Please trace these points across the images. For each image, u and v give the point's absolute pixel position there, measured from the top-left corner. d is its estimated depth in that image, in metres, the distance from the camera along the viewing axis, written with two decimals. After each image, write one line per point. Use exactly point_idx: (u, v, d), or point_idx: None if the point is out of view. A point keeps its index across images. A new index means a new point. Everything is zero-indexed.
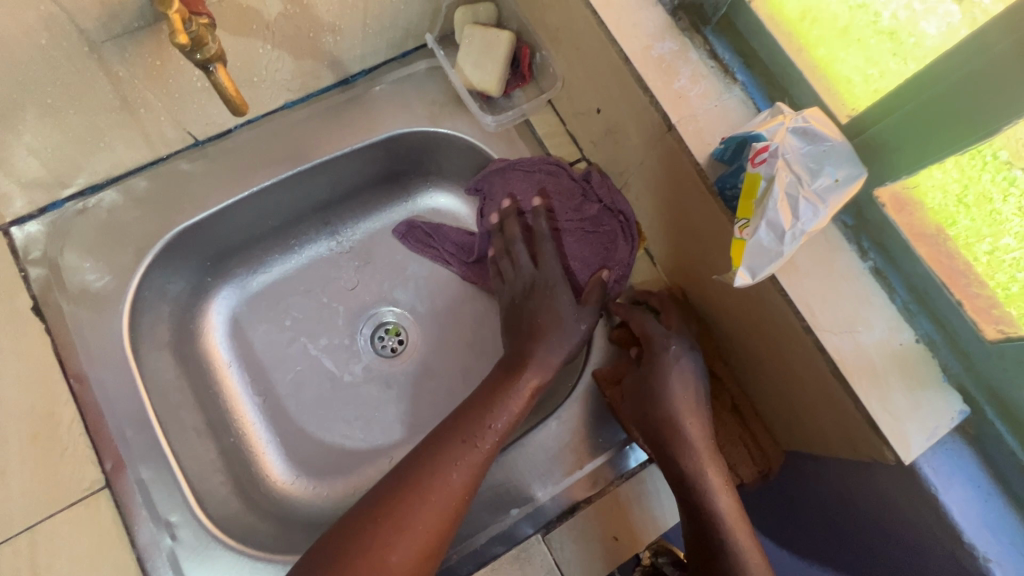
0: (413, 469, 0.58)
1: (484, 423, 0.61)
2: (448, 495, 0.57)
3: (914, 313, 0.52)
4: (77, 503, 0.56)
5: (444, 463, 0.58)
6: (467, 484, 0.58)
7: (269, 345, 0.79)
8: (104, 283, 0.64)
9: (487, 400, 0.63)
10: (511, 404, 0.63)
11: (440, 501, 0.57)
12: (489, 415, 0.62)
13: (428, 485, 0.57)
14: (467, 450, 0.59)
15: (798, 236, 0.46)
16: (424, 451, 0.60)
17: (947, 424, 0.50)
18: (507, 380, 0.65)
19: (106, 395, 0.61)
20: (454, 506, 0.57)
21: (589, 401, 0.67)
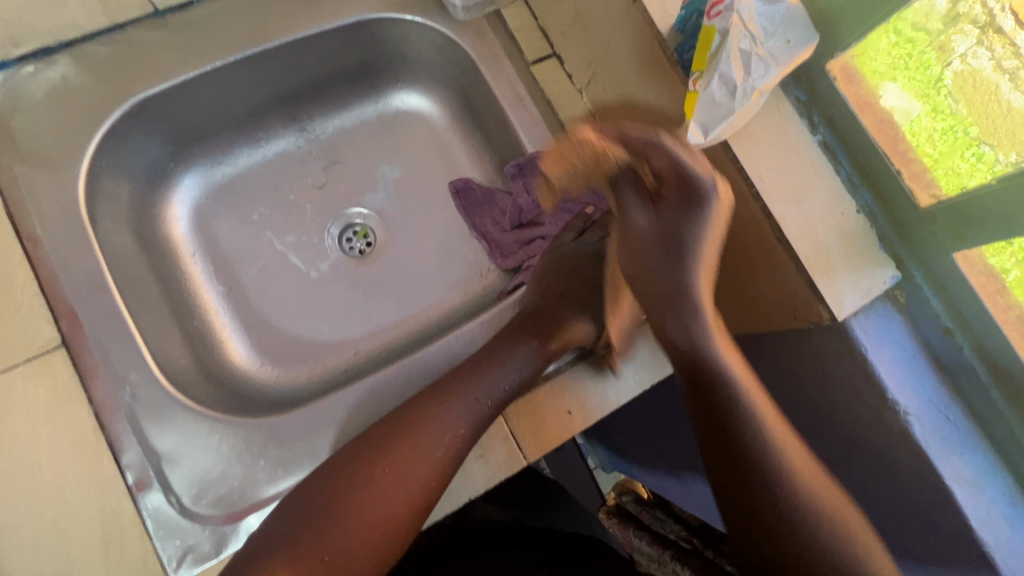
0: (414, 431, 0.58)
1: (494, 379, 0.61)
2: (443, 456, 0.58)
3: (857, 185, 0.54)
4: (36, 358, 0.57)
5: (444, 424, 0.59)
6: (470, 433, 0.59)
7: (234, 238, 0.79)
8: (57, 147, 0.62)
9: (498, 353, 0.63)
10: (518, 366, 0.63)
11: (444, 451, 0.58)
12: (496, 376, 0.62)
13: (423, 448, 0.57)
14: (475, 403, 0.60)
15: (749, 92, 0.48)
16: (431, 396, 0.60)
17: (879, 286, 0.53)
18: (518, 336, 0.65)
19: (58, 257, 0.60)
20: (448, 467, 0.58)
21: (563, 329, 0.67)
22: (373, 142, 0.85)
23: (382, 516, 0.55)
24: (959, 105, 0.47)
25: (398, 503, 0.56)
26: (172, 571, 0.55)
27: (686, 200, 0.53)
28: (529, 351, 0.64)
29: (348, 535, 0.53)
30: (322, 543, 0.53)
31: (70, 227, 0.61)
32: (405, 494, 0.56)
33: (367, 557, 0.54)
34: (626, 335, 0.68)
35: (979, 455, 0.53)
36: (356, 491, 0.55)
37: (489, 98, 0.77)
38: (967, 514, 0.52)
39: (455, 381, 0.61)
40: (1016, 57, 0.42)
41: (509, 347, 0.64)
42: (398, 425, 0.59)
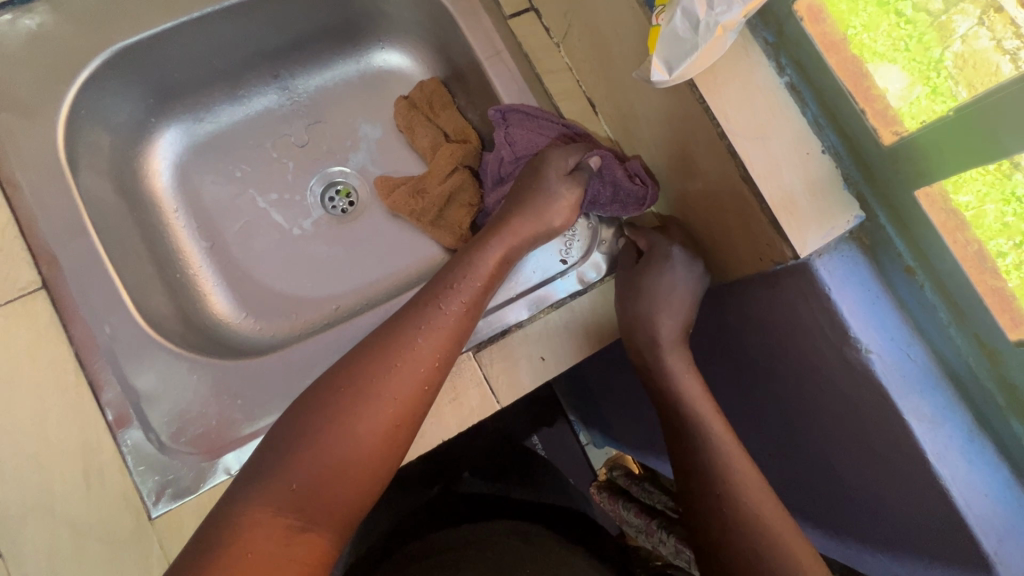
0: (378, 347, 0.56)
1: (448, 290, 0.60)
2: (416, 368, 0.56)
3: (823, 127, 0.54)
4: (16, 299, 0.58)
5: (408, 336, 0.57)
6: (436, 349, 0.57)
7: (217, 194, 0.79)
8: (36, 93, 0.63)
9: (450, 271, 0.62)
10: (476, 275, 0.62)
11: (409, 367, 0.55)
12: (454, 285, 0.60)
13: (394, 364, 0.55)
14: (434, 316, 0.58)
15: (713, 27, 0.48)
16: (390, 322, 0.58)
17: (843, 227, 0.54)
18: (470, 251, 0.63)
19: (38, 200, 0.61)
20: (424, 382, 0.56)
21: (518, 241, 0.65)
22: (356, 101, 0.85)
23: (358, 435, 0.52)
24: (960, 88, 0.44)
25: (372, 421, 0.52)
26: (151, 504, 0.57)
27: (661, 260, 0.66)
28: (484, 260, 0.63)
29: (317, 464, 0.50)
30: (293, 469, 0.50)
31: (48, 172, 0.62)
32: (380, 410, 0.53)
33: (343, 484, 0.51)
34: (600, 283, 0.70)
35: (939, 395, 0.54)
36: (323, 413, 0.52)
37: (468, 54, 0.77)
38: (924, 448, 0.53)
39: (413, 303, 0.60)
40: (1017, 38, 0.39)
41: (462, 264, 0.62)
42: (361, 347, 0.57)
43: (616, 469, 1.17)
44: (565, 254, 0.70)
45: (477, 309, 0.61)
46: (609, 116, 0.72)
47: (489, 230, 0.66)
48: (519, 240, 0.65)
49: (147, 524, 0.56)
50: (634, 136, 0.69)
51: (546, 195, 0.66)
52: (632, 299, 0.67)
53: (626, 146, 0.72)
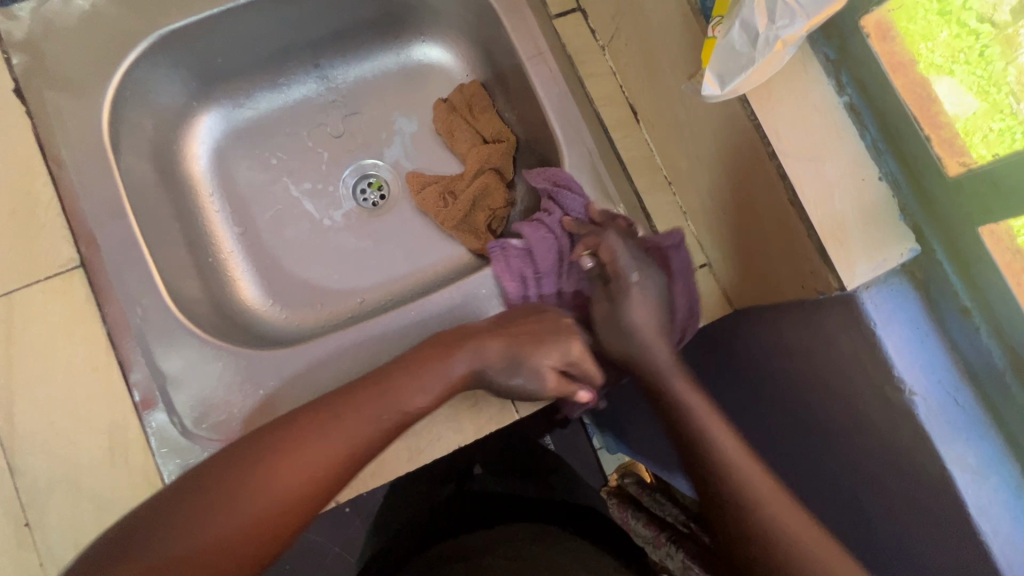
0: (298, 439, 0.53)
1: (397, 391, 0.56)
2: (340, 469, 0.54)
3: (881, 152, 0.51)
4: (54, 277, 0.60)
5: (333, 436, 0.54)
6: (364, 452, 0.55)
7: (252, 180, 0.80)
8: (85, 73, 0.64)
9: (412, 365, 0.58)
10: (425, 389, 0.57)
11: (336, 465, 0.53)
12: (402, 400, 0.56)
13: (316, 453, 0.53)
14: (378, 419, 0.55)
15: (772, 43, 0.45)
16: (335, 402, 0.55)
17: (895, 260, 0.51)
18: (435, 352, 0.58)
19: (81, 180, 0.62)
20: (341, 482, 0.54)
21: (479, 363, 0.59)
22: (394, 94, 0.84)
23: (246, 524, 0.50)
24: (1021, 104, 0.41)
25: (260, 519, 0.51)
26: None
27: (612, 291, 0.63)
28: (438, 377, 0.57)
29: (219, 544, 0.49)
30: (191, 544, 0.49)
31: (92, 152, 0.63)
32: (274, 504, 0.51)
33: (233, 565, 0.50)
34: None
35: (985, 443, 0.51)
36: (221, 495, 0.50)
37: (510, 53, 0.75)
38: (965, 500, 0.50)
39: (351, 395, 0.56)
40: None
41: (427, 360, 0.58)
42: (292, 421, 0.54)
43: (629, 476, 1.15)
44: None
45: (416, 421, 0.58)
46: (651, 125, 0.69)
47: (462, 335, 0.60)
48: (483, 359, 0.59)
49: None
50: (674, 150, 0.66)
51: (526, 363, 0.59)
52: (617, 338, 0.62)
53: (665, 157, 0.69)
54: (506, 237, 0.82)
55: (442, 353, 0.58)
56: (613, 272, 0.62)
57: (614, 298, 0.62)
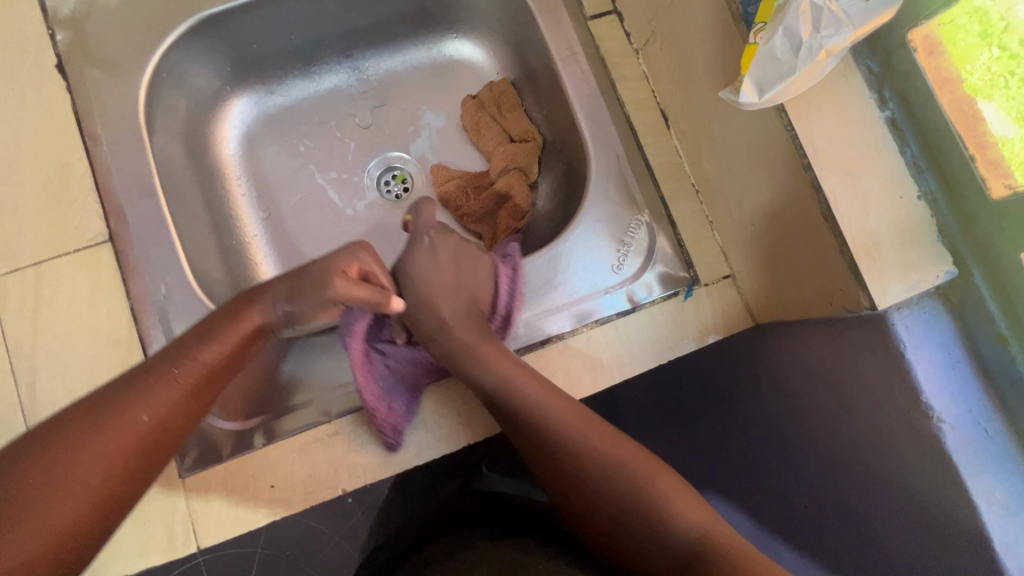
0: (63, 439, 0.46)
1: (189, 358, 0.51)
2: (131, 447, 0.47)
3: (922, 170, 0.50)
4: (82, 250, 0.61)
5: (112, 419, 0.47)
6: (164, 422, 0.49)
7: (278, 166, 0.81)
8: (125, 52, 0.65)
9: (199, 333, 0.53)
10: (213, 347, 0.53)
11: (124, 443, 0.47)
12: (194, 360, 0.51)
13: (98, 440, 0.46)
14: (169, 387, 0.50)
15: (815, 51, 0.45)
16: (116, 387, 0.49)
17: (932, 281, 0.49)
18: (222, 319, 0.54)
19: (113, 156, 0.63)
20: (140, 460, 0.48)
21: (278, 307, 0.57)
22: (423, 88, 0.85)
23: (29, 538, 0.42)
24: None
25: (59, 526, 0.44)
26: (181, 463, 0.58)
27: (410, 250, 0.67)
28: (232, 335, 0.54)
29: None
30: None
31: (127, 130, 0.64)
32: (74, 487, 0.45)
33: None
34: (650, 304, 0.67)
35: (1016, 478, 0.49)
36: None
37: (543, 52, 0.75)
38: (991, 535, 0.47)
39: (120, 381, 0.50)
40: None
41: (212, 326, 0.54)
42: (57, 423, 0.47)
43: None
44: (618, 268, 0.68)
45: (222, 374, 0.53)
46: (682, 132, 0.68)
47: (237, 299, 0.57)
48: (282, 305, 0.57)
49: (177, 482, 0.58)
50: (704, 158, 0.65)
51: (313, 292, 0.56)
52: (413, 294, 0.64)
53: (693, 163, 0.68)
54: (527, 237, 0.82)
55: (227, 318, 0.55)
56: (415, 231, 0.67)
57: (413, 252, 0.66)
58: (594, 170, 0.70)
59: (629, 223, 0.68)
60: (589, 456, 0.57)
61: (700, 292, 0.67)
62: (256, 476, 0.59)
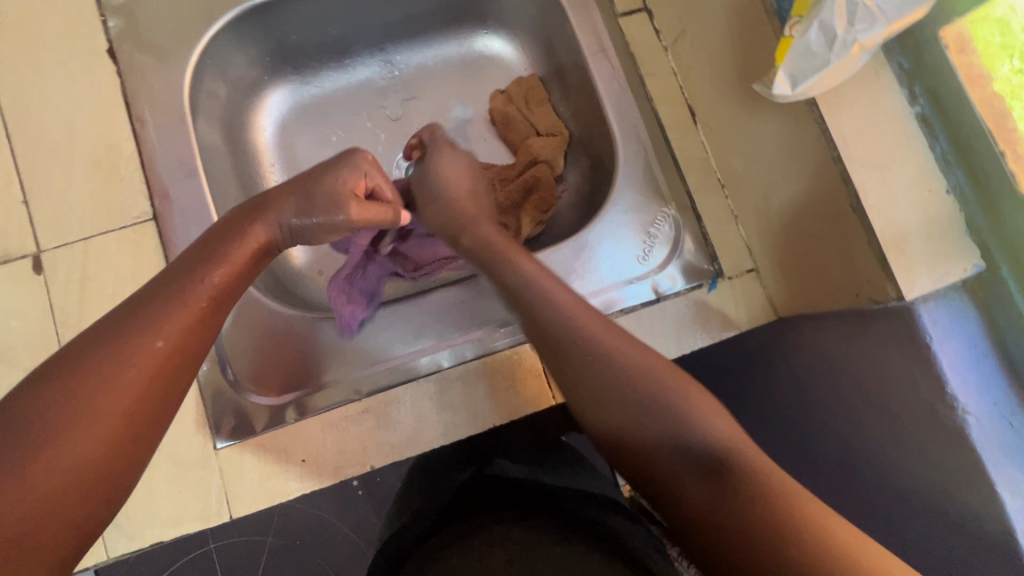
0: (83, 358, 0.41)
1: (204, 269, 0.49)
2: (164, 353, 0.44)
3: (951, 165, 0.51)
4: (128, 227, 0.63)
5: (135, 333, 0.43)
6: (193, 328, 0.46)
7: (310, 154, 0.83)
8: (172, 39, 0.67)
9: (203, 249, 0.51)
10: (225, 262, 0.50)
11: (155, 350, 0.43)
12: (207, 271, 0.49)
13: (125, 347, 0.42)
14: (188, 295, 0.47)
15: (849, 45, 0.46)
16: (130, 303, 0.45)
17: (959, 274, 0.49)
18: (225, 237, 0.52)
19: (159, 138, 0.65)
20: (176, 368, 0.45)
21: (281, 218, 0.55)
22: (452, 82, 0.87)
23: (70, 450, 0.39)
24: None
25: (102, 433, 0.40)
26: (217, 434, 0.60)
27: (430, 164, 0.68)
28: (239, 247, 0.52)
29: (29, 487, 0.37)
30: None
31: (172, 114, 0.66)
32: (109, 398, 0.41)
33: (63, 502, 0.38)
34: (674, 295, 0.68)
35: None
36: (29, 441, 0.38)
37: (572, 47, 0.77)
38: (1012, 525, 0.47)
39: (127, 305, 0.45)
40: None
41: (215, 243, 0.51)
42: (73, 345, 0.42)
43: None
44: (644, 258, 0.69)
45: (238, 291, 0.51)
46: (709, 127, 0.69)
47: (232, 218, 0.55)
48: (284, 219, 0.55)
49: (212, 453, 0.60)
50: (731, 153, 0.66)
51: (316, 202, 0.56)
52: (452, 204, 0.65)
53: (720, 158, 0.69)
54: (552, 229, 0.83)
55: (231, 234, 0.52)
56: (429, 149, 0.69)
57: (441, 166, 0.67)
58: (622, 163, 0.71)
59: (655, 214, 0.70)
60: (664, 404, 0.45)
61: (724, 285, 0.68)
62: (288, 449, 0.61)
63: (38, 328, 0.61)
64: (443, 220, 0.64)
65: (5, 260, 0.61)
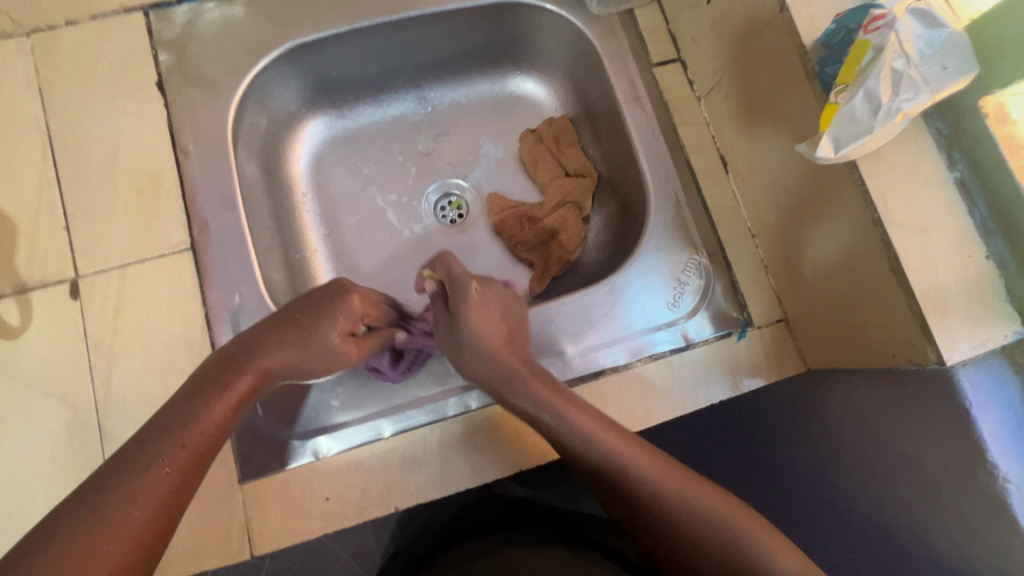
0: (79, 522, 0.42)
1: (193, 421, 0.48)
2: (152, 513, 0.44)
3: (990, 231, 0.51)
4: (166, 256, 0.64)
5: (123, 494, 0.44)
6: (179, 482, 0.46)
7: (343, 186, 0.84)
8: (219, 73, 0.69)
9: (193, 394, 0.50)
10: (211, 414, 0.49)
11: (142, 511, 0.44)
12: (198, 421, 0.48)
13: (117, 512, 0.43)
14: (176, 450, 0.47)
15: (893, 113, 0.47)
16: (120, 462, 0.45)
17: (998, 340, 0.49)
18: (208, 383, 0.51)
19: (202, 169, 0.67)
20: (160, 524, 0.45)
21: (274, 348, 0.54)
22: (484, 120, 0.88)
23: None
24: None
25: None
26: (243, 468, 0.60)
27: (458, 303, 0.61)
28: (231, 394, 0.51)
29: None
30: None
31: (214, 145, 0.67)
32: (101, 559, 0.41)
33: None
34: (703, 343, 0.68)
35: None
36: None
37: (605, 92, 0.78)
38: None
39: (116, 465, 0.45)
40: None
41: (202, 387, 0.50)
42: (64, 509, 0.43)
43: None
44: (673, 304, 0.69)
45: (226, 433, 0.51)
46: (739, 176, 0.70)
47: (220, 357, 0.53)
48: (276, 358, 0.54)
49: (236, 487, 0.59)
50: (763, 204, 0.67)
51: (310, 338, 0.56)
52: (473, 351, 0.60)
53: (751, 209, 0.70)
54: (578, 269, 0.84)
55: (220, 375, 0.51)
56: (451, 287, 0.62)
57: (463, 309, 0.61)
58: (653, 209, 0.72)
59: (686, 261, 0.70)
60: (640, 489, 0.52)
61: (752, 334, 0.68)
62: (312, 486, 0.60)
63: (71, 354, 0.61)
64: (478, 367, 0.60)
65: (43, 285, 0.62)
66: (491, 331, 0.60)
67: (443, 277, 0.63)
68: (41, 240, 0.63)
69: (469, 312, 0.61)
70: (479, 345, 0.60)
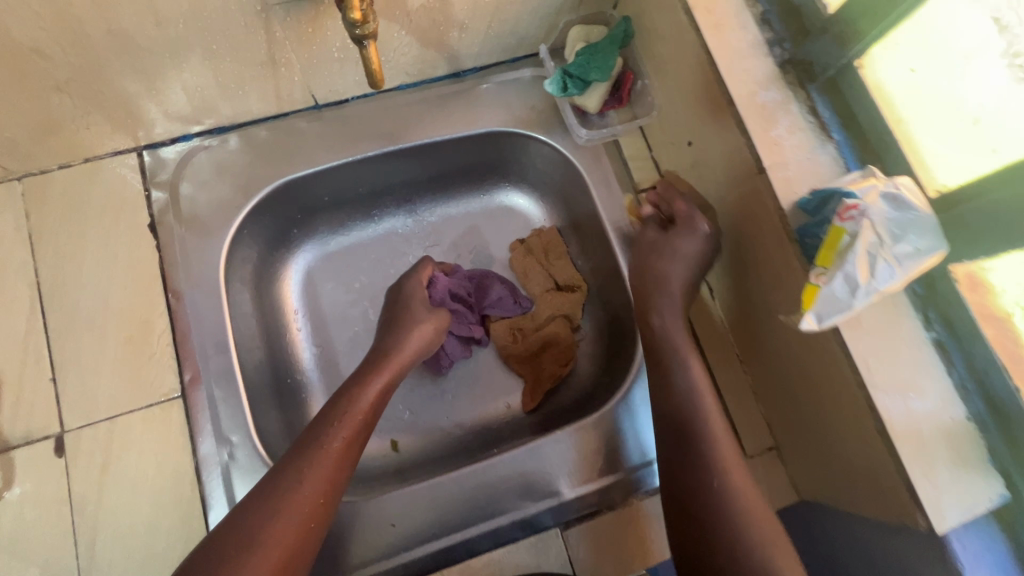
0: (277, 478, 0.54)
1: (353, 399, 0.62)
2: (329, 470, 0.56)
3: (969, 391, 0.53)
4: (154, 406, 0.63)
5: (307, 456, 0.56)
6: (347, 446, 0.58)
7: (334, 303, 0.84)
8: (213, 212, 0.70)
9: (353, 380, 0.65)
10: (360, 398, 0.63)
11: (323, 469, 0.56)
12: (358, 397, 0.62)
13: (303, 469, 0.55)
14: (342, 420, 0.60)
15: (871, 293, 0.49)
16: (303, 436, 0.58)
17: (985, 504, 0.51)
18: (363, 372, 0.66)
19: (196, 312, 0.67)
20: (335, 478, 0.56)
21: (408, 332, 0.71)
22: (475, 231, 0.89)
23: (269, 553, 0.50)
24: None
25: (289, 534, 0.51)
26: None
27: (671, 237, 0.69)
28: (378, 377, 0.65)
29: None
30: None
31: (208, 288, 0.68)
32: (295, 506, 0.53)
33: None
34: None
35: None
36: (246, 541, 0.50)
37: (592, 213, 0.80)
38: None
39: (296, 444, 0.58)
40: None
41: (357, 376, 0.65)
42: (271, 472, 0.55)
43: None
44: None
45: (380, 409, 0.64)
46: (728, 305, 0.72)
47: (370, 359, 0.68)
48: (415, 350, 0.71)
49: None
50: (749, 335, 0.68)
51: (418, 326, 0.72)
52: (660, 259, 0.69)
53: (738, 337, 0.71)
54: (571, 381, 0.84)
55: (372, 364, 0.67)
56: (687, 214, 0.68)
57: (674, 240, 0.69)
58: None
59: None
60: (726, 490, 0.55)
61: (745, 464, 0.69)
62: None
63: (55, 518, 0.59)
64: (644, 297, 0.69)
65: (26, 443, 0.60)
66: (676, 271, 0.69)
67: (680, 208, 0.69)
68: (27, 395, 0.62)
69: (683, 241, 0.68)
70: (669, 271, 0.69)
